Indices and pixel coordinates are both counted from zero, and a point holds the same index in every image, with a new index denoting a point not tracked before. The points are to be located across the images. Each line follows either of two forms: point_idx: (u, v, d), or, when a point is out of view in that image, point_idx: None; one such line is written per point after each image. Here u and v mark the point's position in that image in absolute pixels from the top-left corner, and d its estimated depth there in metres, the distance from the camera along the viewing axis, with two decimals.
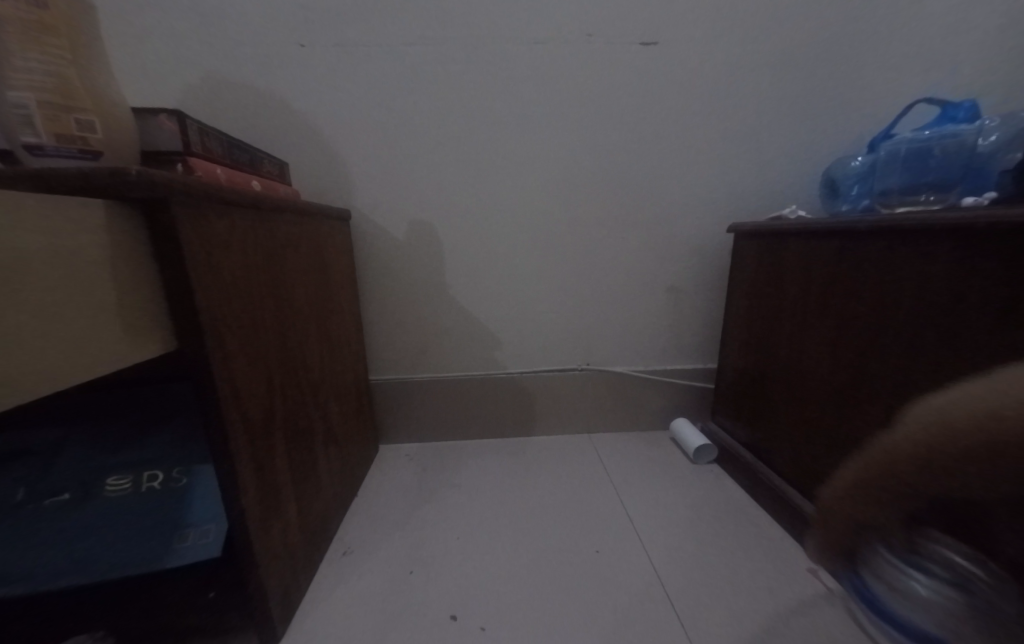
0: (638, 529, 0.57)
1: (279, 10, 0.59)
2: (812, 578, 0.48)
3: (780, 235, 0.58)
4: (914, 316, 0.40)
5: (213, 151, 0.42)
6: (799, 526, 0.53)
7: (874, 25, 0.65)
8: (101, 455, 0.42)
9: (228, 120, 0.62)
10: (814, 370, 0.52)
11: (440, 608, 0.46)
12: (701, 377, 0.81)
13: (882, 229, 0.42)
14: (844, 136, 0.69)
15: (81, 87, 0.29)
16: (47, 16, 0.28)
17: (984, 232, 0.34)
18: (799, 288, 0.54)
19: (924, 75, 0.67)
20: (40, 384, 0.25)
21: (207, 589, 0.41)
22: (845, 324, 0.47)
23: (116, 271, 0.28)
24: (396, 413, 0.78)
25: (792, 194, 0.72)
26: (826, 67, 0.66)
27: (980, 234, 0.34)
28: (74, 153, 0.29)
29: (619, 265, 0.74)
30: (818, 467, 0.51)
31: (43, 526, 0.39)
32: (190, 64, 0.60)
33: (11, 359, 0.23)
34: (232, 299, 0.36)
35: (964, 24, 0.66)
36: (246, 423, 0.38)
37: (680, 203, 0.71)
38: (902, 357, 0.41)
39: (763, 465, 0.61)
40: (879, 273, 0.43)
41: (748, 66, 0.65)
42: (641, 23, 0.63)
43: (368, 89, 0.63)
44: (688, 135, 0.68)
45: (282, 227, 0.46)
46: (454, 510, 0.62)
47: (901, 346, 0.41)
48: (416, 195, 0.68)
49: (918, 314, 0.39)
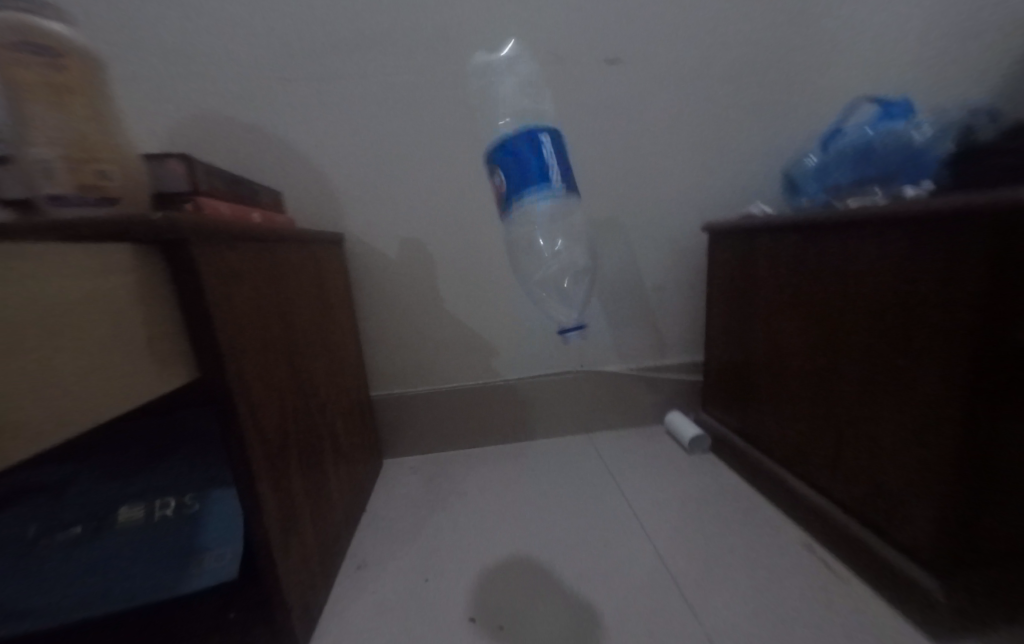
0: (641, 519, 0.60)
1: (263, 48, 0.63)
2: (807, 552, 0.52)
3: (748, 232, 0.63)
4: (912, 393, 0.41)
5: (217, 190, 0.44)
6: (797, 507, 0.56)
7: (818, 35, 0.71)
8: (114, 486, 0.44)
9: (219, 156, 0.65)
10: (790, 350, 0.57)
11: (459, 612, 0.47)
12: (691, 372, 0.85)
13: (841, 223, 0.47)
14: (801, 136, 0.74)
15: (98, 142, 0.33)
16: (64, 78, 0.32)
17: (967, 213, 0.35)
18: (770, 279, 0.60)
19: (865, 78, 0.73)
20: (83, 417, 0.27)
21: (228, 610, 0.42)
22: (814, 312, 0.52)
23: (145, 307, 0.31)
24: (398, 427, 0.80)
25: (758, 193, 0.76)
26: (778, 75, 0.72)
27: (950, 214, 0.36)
28: (94, 201, 0.33)
29: (604, 270, 0.78)
30: (805, 446, 0.56)
31: (60, 559, 0.41)
32: (180, 105, 0.63)
33: (61, 396, 0.25)
34: (247, 325, 0.39)
35: (901, 28, 0.72)
36: (264, 441, 0.40)
37: (658, 207, 0.76)
38: (893, 414, 0.43)
39: (754, 449, 0.66)
40: (843, 262, 0.48)
41: (706, 79, 0.71)
42: (604, 44, 0.68)
43: (354, 118, 0.66)
44: (658, 143, 0.73)
45: (286, 256, 0.49)
46: (462, 517, 0.63)
47: (894, 412, 0.43)
48: (406, 214, 0.71)
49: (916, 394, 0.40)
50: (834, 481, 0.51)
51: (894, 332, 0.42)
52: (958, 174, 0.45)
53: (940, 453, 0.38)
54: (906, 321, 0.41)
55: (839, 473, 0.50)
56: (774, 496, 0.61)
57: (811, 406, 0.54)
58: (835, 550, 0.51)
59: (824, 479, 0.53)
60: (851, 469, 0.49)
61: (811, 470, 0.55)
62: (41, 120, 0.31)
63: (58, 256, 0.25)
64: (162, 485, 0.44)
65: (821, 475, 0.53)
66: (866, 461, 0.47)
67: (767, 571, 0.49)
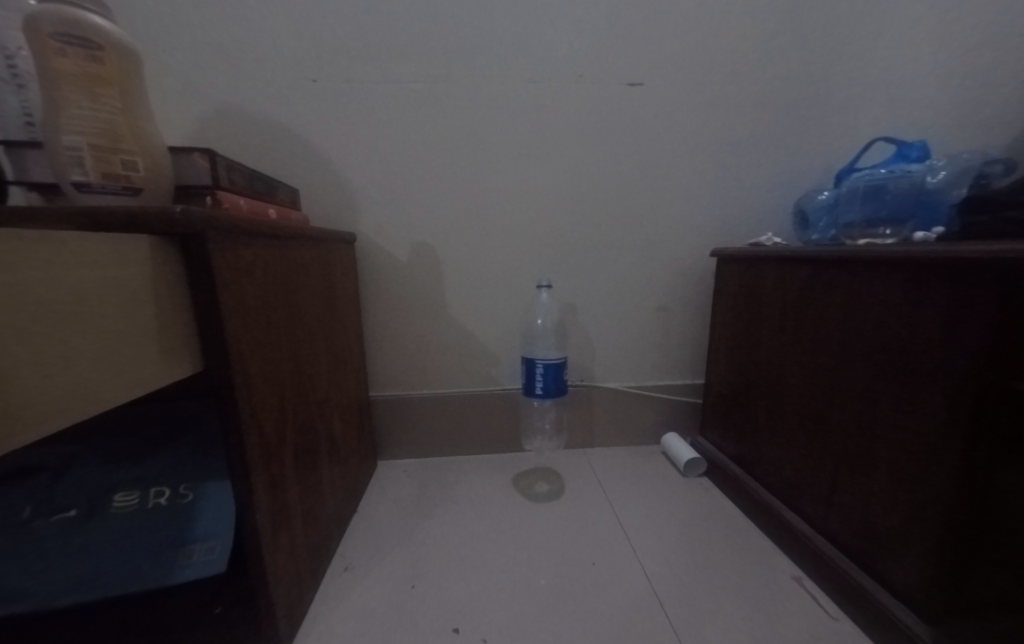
0: (632, 541, 0.59)
1: (292, 47, 0.64)
2: (797, 586, 0.52)
3: (756, 260, 0.63)
4: (913, 437, 0.41)
5: (237, 184, 0.45)
6: (789, 541, 0.56)
7: (837, 71, 0.72)
8: (111, 469, 0.44)
9: (240, 149, 0.65)
10: (790, 381, 0.57)
11: (443, 621, 0.47)
12: (691, 394, 0.85)
13: (851, 259, 0.47)
14: (814, 169, 0.75)
15: (127, 132, 0.34)
16: (101, 70, 0.33)
17: (991, 265, 0.34)
18: (774, 309, 0.60)
19: (881, 117, 0.74)
20: (93, 403, 0.27)
21: (213, 605, 0.42)
22: (817, 347, 0.52)
23: (157, 300, 0.31)
24: (394, 429, 0.80)
25: (768, 222, 0.77)
26: (795, 107, 0.73)
27: (969, 265, 0.36)
28: (118, 189, 0.34)
29: (611, 286, 0.78)
30: (801, 479, 0.55)
31: (47, 542, 0.40)
32: (205, 97, 0.64)
33: (69, 384, 0.26)
34: (254, 320, 0.39)
35: (920, 71, 0.73)
36: (262, 437, 0.40)
37: (668, 228, 0.76)
38: (890, 455, 0.43)
39: (749, 477, 0.66)
40: (847, 298, 0.48)
41: (724, 106, 0.72)
42: (627, 65, 0.69)
43: (374, 121, 0.67)
44: (672, 165, 0.73)
45: (298, 252, 0.49)
46: (453, 525, 0.63)
47: (892, 454, 0.43)
48: (418, 219, 0.72)
49: (917, 437, 0.40)
50: (828, 517, 0.51)
51: (898, 373, 0.42)
52: (968, 223, 0.46)
53: (938, 498, 0.38)
54: (910, 363, 0.41)
55: (834, 511, 0.50)
56: (766, 527, 0.61)
57: (808, 439, 0.54)
58: (825, 587, 0.50)
59: (817, 514, 0.53)
60: (845, 507, 0.48)
61: (805, 504, 0.55)
62: (75, 110, 0.32)
63: (74, 244, 0.26)
64: (156, 474, 0.44)
65: (815, 510, 0.53)
66: (861, 501, 0.46)
67: (758, 604, 0.49)
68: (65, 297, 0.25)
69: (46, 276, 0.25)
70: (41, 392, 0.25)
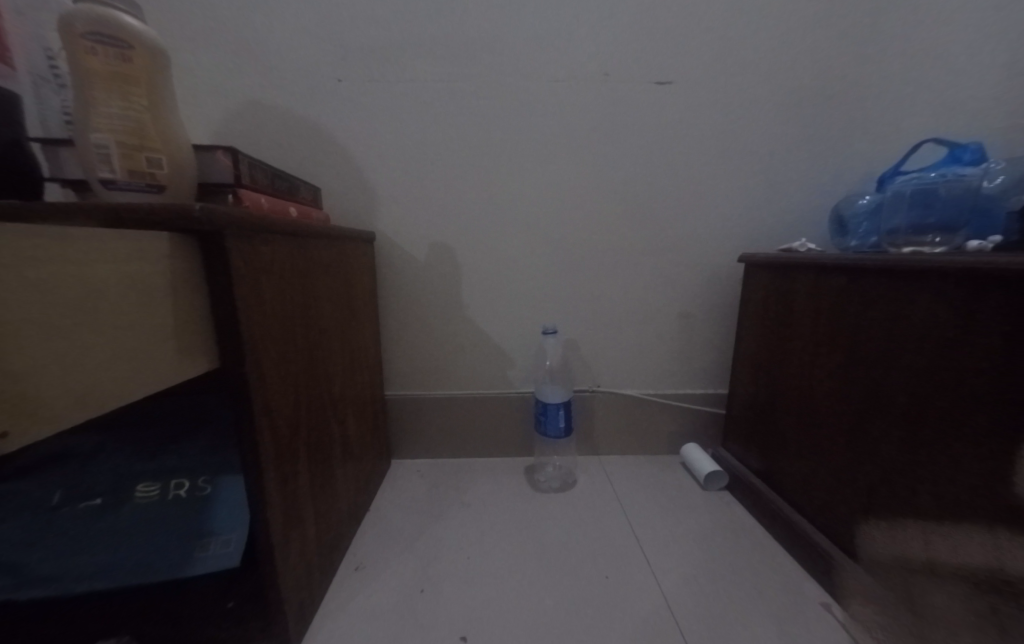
0: (648, 555, 0.57)
1: (319, 49, 0.64)
2: (825, 613, 0.48)
3: (788, 267, 0.60)
4: (958, 457, 0.38)
5: (258, 182, 0.45)
6: (815, 560, 0.53)
7: (881, 68, 0.68)
8: (131, 461, 0.45)
9: (265, 148, 0.67)
10: (821, 395, 0.54)
11: (452, 628, 0.46)
12: (713, 404, 0.81)
13: (891, 269, 0.44)
14: (853, 173, 0.71)
15: (152, 130, 0.35)
16: (130, 69, 0.34)
17: None
18: (807, 319, 0.57)
19: (930, 116, 0.69)
20: (116, 393, 0.29)
21: (226, 599, 0.43)
22: (853, 358, 0.49)
23: (175, 297, 0.31)
24: (409, 428, 0.80)
25: (801, 228, 0.73)
26: (834, 107, 0.69)
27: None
28: (142, 186, 0.34)
29: (632, 289, 0.76)
30: (829, 498, 0.52)
31: (73, 529, 0.40)
32: (233, 97, 0.65)
33: (98, 371, 0.28)
34: (271, 319, 0.39)
35: (975, 68, 0.68)
36: (275, 434, 0.40)
37: (693, 231, 0.73)
38: (931, 477, 0.40)
39: (775, 495, 0.62)
40: (886, 310, 0.45)
41: (757, 105, 0.68)
42: (656, 63, 0.67)
43: (396, 121, 0.67)
44: (699, 167, 0.71)
45: (316, 250, 0.49)
46: (464, 530, 0.62)
47: (931, 475, 0.40)
48: (436, 218, 0.71)
49: (963, 458, 0.37)
50: (859, 539, 0.48)
51: (943, 390, 0.39)
52: None
53: (988, 525, 0.35)
54: (956, 381, 0.38)
55: (865, 532, 0.47)
56: (791, 547, 0.57)
57: (843, 456, 0.50)
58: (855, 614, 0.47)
59: (848, 537, 0.49)
60: (878, 529, 0.45)
61: (836, 526, 0.51)
62: (103, 109, 0.33)
63: (95, 240, 0.27)
64: (177, 466, 0.45)
65: (845, 532, 0.50)
66: (895, 522, 0.43)
67: (786, 631, 0.46)
68: (97, 289, 0.27)
69: (82, 269, 0.26)
70: (70, 382, 0.26)
